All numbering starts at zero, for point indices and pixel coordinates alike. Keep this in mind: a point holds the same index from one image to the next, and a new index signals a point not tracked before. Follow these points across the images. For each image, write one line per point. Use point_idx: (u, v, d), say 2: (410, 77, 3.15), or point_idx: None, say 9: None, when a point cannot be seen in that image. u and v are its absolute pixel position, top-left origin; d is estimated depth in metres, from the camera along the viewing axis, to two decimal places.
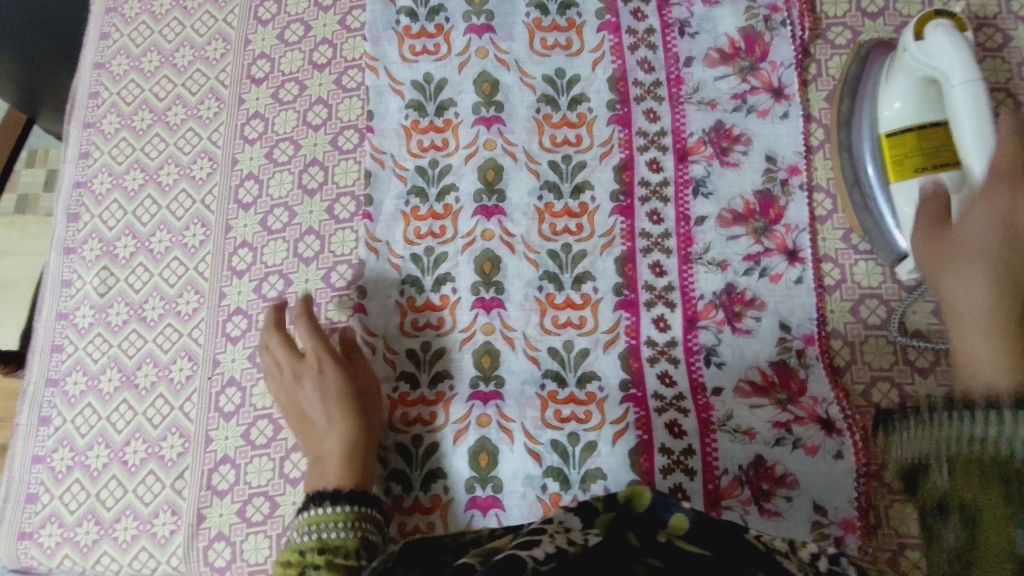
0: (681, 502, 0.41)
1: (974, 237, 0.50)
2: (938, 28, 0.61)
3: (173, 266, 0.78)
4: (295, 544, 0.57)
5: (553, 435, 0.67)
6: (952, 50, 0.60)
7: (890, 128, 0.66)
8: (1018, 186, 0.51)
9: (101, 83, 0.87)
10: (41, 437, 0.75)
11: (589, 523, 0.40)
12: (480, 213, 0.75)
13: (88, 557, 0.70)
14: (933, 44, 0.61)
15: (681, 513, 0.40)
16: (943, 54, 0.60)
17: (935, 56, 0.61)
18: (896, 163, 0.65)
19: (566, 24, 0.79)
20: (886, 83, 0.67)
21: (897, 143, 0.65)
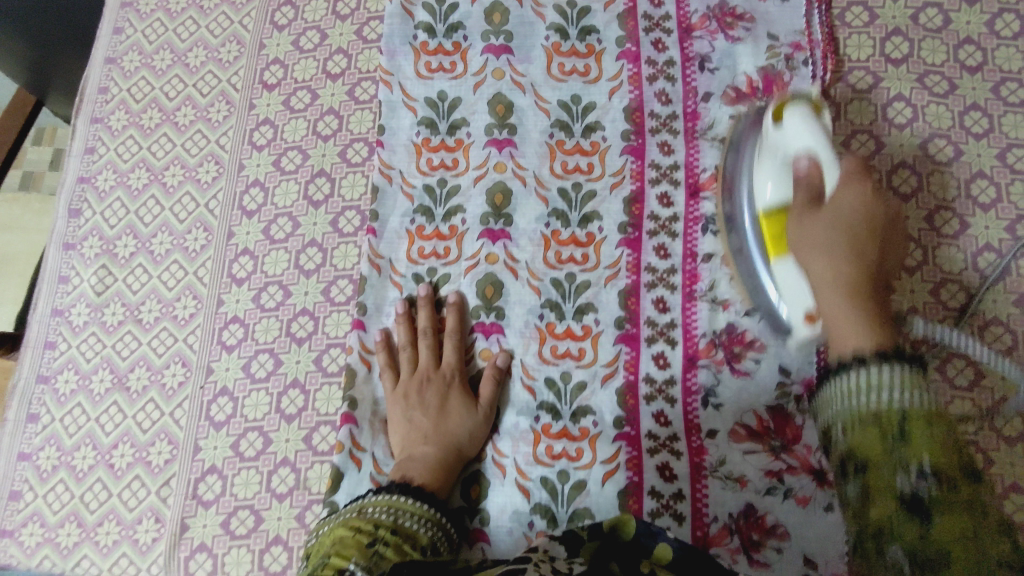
0: (663, 531, 0.45)
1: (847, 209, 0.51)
2: (796, 113, 0.60)
3: (172, 269, 0.78)
4: (371, 517, 0.56)
5: (544, 471, 0.66)
6: (808, 136, 0.58)
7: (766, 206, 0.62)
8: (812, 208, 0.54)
9: (112, 78, 0.86)
10: (29, 434, 0.74)
11: (573, 554, 0.44)
12: (486, 236, 0.74)
13: (68, 560, 0.69)
14: (791, 128, 0.60)
15: (665, 543, 0.45)
16: (797, 135, 0.59)
17: (792, 137, 0.60)
18: (773, 239, 0.61)
19: (586, 50, 0.78)
20: (759, 167, 0.64)
21: (773, 223, 0.61)
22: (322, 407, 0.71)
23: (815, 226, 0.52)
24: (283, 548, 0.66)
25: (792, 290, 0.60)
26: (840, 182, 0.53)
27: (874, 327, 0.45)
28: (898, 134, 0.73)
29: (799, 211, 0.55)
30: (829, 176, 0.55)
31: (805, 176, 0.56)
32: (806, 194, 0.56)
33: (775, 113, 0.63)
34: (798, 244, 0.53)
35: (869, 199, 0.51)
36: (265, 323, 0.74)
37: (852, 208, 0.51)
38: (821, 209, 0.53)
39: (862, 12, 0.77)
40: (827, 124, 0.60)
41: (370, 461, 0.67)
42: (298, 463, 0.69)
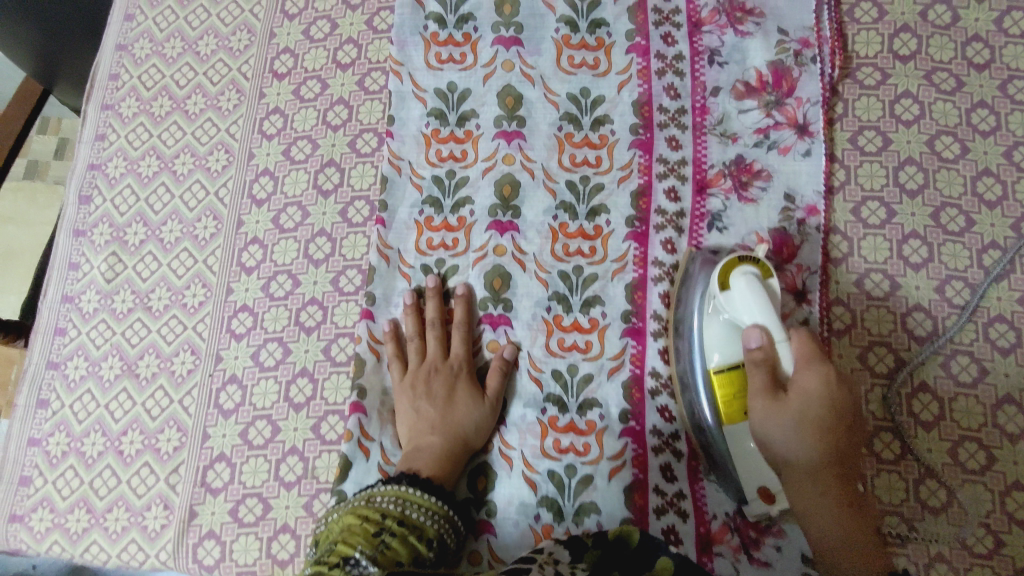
0: (666, 547, 0.48)
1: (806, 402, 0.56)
2: (744, 281, 0.59)
3: (182, 258, 0.78)
4: (379, 506, 0.57)
5: (551, 465, 0.67)
6: (759, 311, 0.58)
7: (717, 367, 0.61)
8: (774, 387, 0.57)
9: (123, 65, 0.87)
10: (38, 420, 0.74)
11: (576, 558, 0.49)
12: (494, 228, 0.74)
13: (77, 545, 0.70)
14: (739, 295, 0.59)
15: (665, 557, 0.47)
16: (745, 306, 0.59)
17: (740, 308, 0.59)
18: (726, 405, 0.60)
19: (595, 44, 0.78)
20: (705, 325, 0.63)
21: (726, 388, 0.60)
22: (330, 397, 0.71)
23: (785, 424, 0.56)
24: (290, 536, 0.67)
25: (744, 466, 0.61)
26: (798, 368, 0.57)
27: (864, 556, 0.54)
28: (906, 131, 0.74)
29: (760, 397, 0.57)
30: (785, 357, 0.58)
31: (759, 354, 0.57)
32: (765, 377, 0.57)
33: (720, 272, 0.62)
34: (770, 438, 0.57)
35: (830, 390, 0.56)
36: (274, 312, 0.74)
37: (818, 403, 0.56)
38: (787, 403, 0.57)
39: (871, 8, 0.78)
40: (773, 289, 0.60)
41: (378, 451, 0.68)
42: (306, 452, 0.70)
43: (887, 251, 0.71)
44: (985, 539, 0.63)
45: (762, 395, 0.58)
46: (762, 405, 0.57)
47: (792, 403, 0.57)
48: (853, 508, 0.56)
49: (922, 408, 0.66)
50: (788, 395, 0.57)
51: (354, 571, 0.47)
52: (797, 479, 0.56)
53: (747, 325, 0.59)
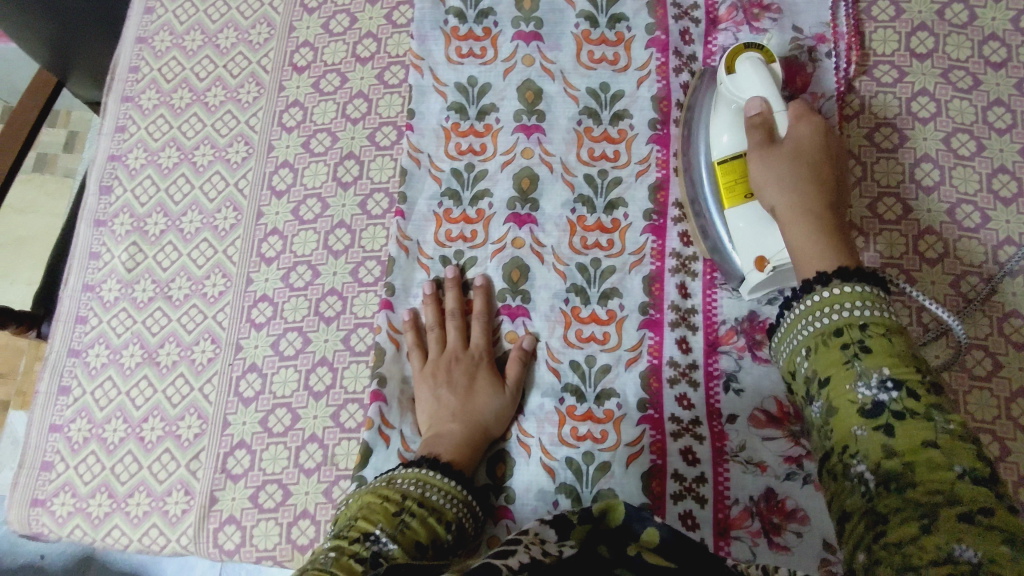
0: (653, 516, 0.42)
1: (796, 141, 0.63)
2: (747, 62, 0.66)
3: (202, 248, 0.79)
4: (400, 487, 0.58)
5: (569, 452, 0.67)
6: (761, 86, 0.65)
7: (722, 156, 0.68)
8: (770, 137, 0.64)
9: (143, 58, 0.87)
10: (60, 407, 0.75)
11: (563, 538, 0.41)
12: (513, 220, 0.75)
13: (99, 529, 0.71)
14: (744, 77, 0.66)
15: (654, 528, 0.41)
16: (749, 85, 0.66)
17: (743, 85, 0.66)
18: (728, 188, 0.67)
19: (615, 39, 0.79)
20: (715, 114, 0.69)
21: (730, 171, 0.67)
22: (349, 385, 0.72)
23: (781, 163, 0.62)
24: (310, 522, 0.68)
25: (747, 230, 0.65)
26: (791, 121, 0.65)
27: (835, 254, 0.55)
28: (922, 128, 0.74)
29: (758, 149, 0.64)
30: (780, 118, 0.65)
31: (761, 117, 0.64)
32: (761, 133, 0.64)
33: (725, 59, 0.68)
34: (762, 180, 0.63)
35: (819, 135, 0.64)
36: (294, 302, 0.75)
37: (805, 146, 0.63)
38: (780, 146, 0.63)
39: (888, 6, 0.78)
40: (774, 70, 0.67)
41: (398, 439, 0.69)
42: (325, 439, 0.70)
43: (903, 246, 0.72)
44: None
45: (755, 143, 0.64)
46: (755, 151, 0.64)
47: (783, 146, 0.63)
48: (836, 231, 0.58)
49: None
50: (783, 142, 0.64)
51: (374, 547, 0.49)
52: (781, 209, 0.61)
53: (749, 98, 0.66)
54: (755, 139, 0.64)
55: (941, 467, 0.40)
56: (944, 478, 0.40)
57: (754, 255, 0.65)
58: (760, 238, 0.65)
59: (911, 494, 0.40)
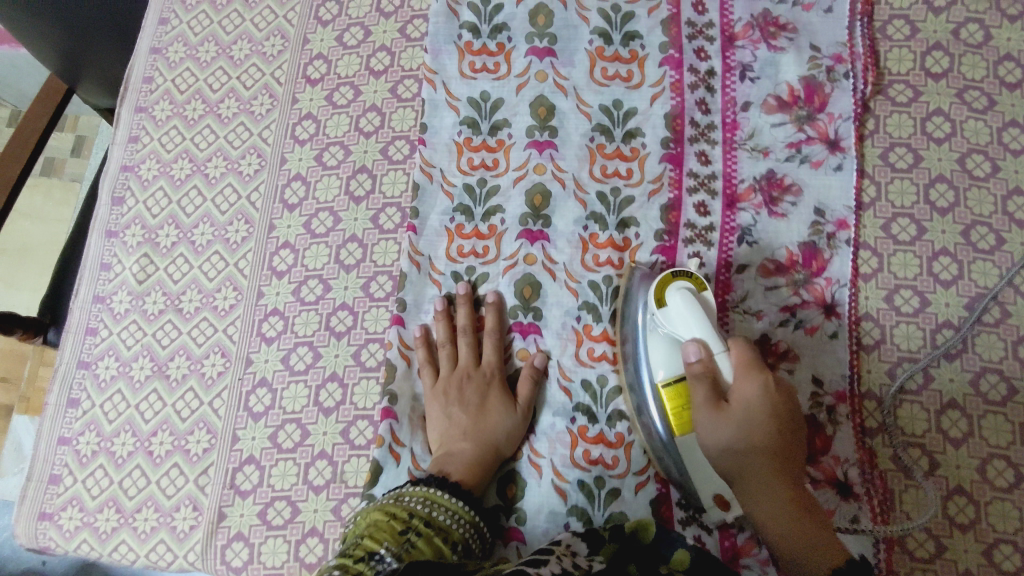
0: (681, 540, 0.51)
1: (750, 410, 0.56)
2: (677, 295, 0.60)
3: (213, 260, 0.78)
4: (407, 505, 0.57)
5: (580, 475, 0.67)
6: (697, 325, 0.58)
7: (666, 379, 0.61)
8: (719, 386, 0.57)
9: (157, 69, 0.87)
10: (69, 419, 0.75)
11: (594, 551, 0.50)
12: (525, 237, 0.74)
13: (106, 544, 0.70)
14: (677, 311, 0.59)
15: (683, 549, 0.50)
16: (683, 322, 0.59)
17: (677, 321, 0.59)
18: (677, 417, 0.60)
19: (628, 56, 0.79)
20: (649, 340, 0.63)
21: (677, 399, 0.61)
22: (360, 402, 0.71)
23: (728, 430, 0.56)
24: (318, 540, 0.67)
25: (699, 474, 0.61)
26: (737, 375, 0.57)
27: (824, 555, 0.52)
28: (937, 148, 0.74)
29: (704, 410, 0.57)
30: (723, 363, 0.57)
31: (698, 368, 0.57)
32: (707, 388, 0.57)
33: (656, 287, 0.62)
34: (719, 453, 0.57)
35: (768, 397, 0.57)
36: (305, 316, 0.75)
37: (757, 410, 0.56)
38: (728, 414, 0.56)
39: (904, 25, 0.78)
40: (708, 301, 0.60)
41: (409, 457, 0.68)
42: (335, 456, 0.70)
43: (917, 268, 0.71)
44: (1013, 557, 0.63)
45: (704, 402, 0.57)
46: (705, 413, 0.57)
47: (734, 413, 0.56)
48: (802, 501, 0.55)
49: (951, 426, 0.67)
50: (730, 405, 0.57)
51: (378, 566, 0.48)
52: (746, 487, 0.56)
53: (688, 339, 0.59)
54: (700, 391, 0.57)
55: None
56: None
57: (711, 493, 0.62)
58: (712, 484, 0.61)
59: None
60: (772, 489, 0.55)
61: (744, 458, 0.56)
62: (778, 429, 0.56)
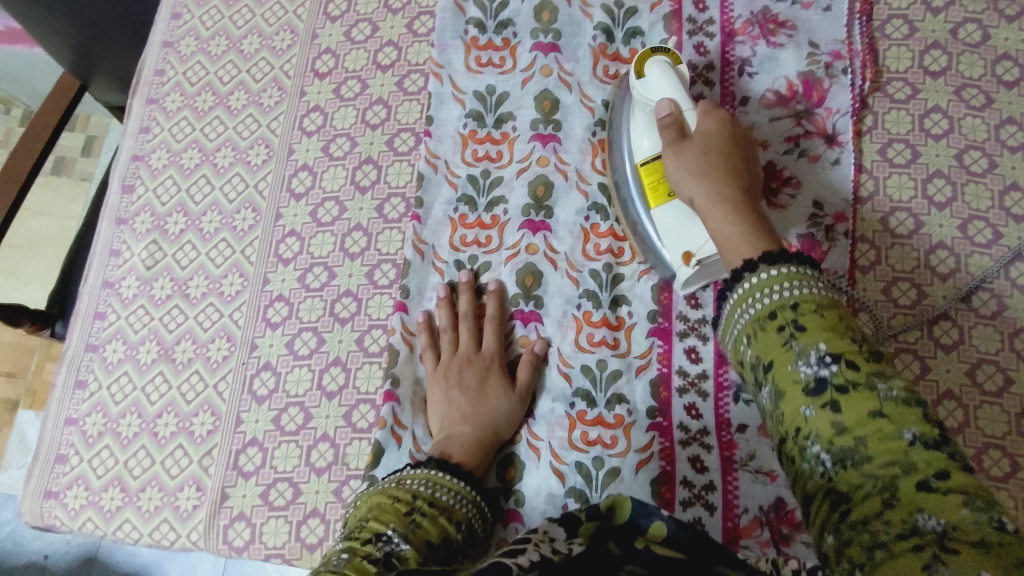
0: (657, 511, 0.49)
1: (710, 143, 0.61)
2: (654, 65, 0.66)
3: (220, 247, 0.80)
4: (409, 487, 0.57)
5: (579, 456, 0.68)
6: (670, 88, 0.65)
7: (644, 156, 0.67)
8: (685, 132, 0.63)
9: (169, 62, 0.89)
10: (76, 400, 0.76)
11: (572, 534, 0.48)
12: (527, 227, 0.75)
13: (110, 523, 0.71)
14: (652, 80, 0.66)
15: (659, 521, 0.48)
16: (658, 88, 0.66)
17: (652, 88, 0.66)
18: (653, 186, 0.66)
19: (631, 53, 0.80)
20: (630, 121, 0.69)
21: (651, 171, 0.66)
22: (362, 386, 0.72)
23: (694, 158, 0.60)
24: (319, 521, 0.68)
25: (673, 226, 0.65)
26: (700, 119, 0.63)
27: (757, 233, 0.53)
28: (934, 144, 0.75)
29: (672, 150, 0.62)
30: (691, 116, 0.64)
31: (671, 116, 0.63)
32: (675, 134, 0.62)
33: (636, 63, 0.68)
34: (680, 176, 0.61)
35: (726, 131, 0.62)
36: (309, 302, 0.76)
37: (720, 145, 0.61)
38: (690, 144, 0.61)
39: (902, 25, 0.80)
40: (683, 73, 0.66)
41: (410, 439, 0.69)
42: (337, 439, 0.71)
43: (914, 260, 0.72)
44: None
45: (670, 142, 0.63)
46: (670, 149, 0.62)
47: (695, 142, 0.61)
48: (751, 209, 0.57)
49: (947, 415, 0.67)
50: (693, 139, 0.62)
51: (386, 547, 0.48)
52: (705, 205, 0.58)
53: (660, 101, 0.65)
54: (670, 138, 0.62)
55: (892, 436, 0.38)
56: (902, 456, 0.38)
57: (680, 249, 0.65)
58: (687, 234, 0.64)
59: (860, 430, 0.39)
60: (722, 186, 0.58)
61: (706, 180, 0.59)
62: (731, 163, 0.60)
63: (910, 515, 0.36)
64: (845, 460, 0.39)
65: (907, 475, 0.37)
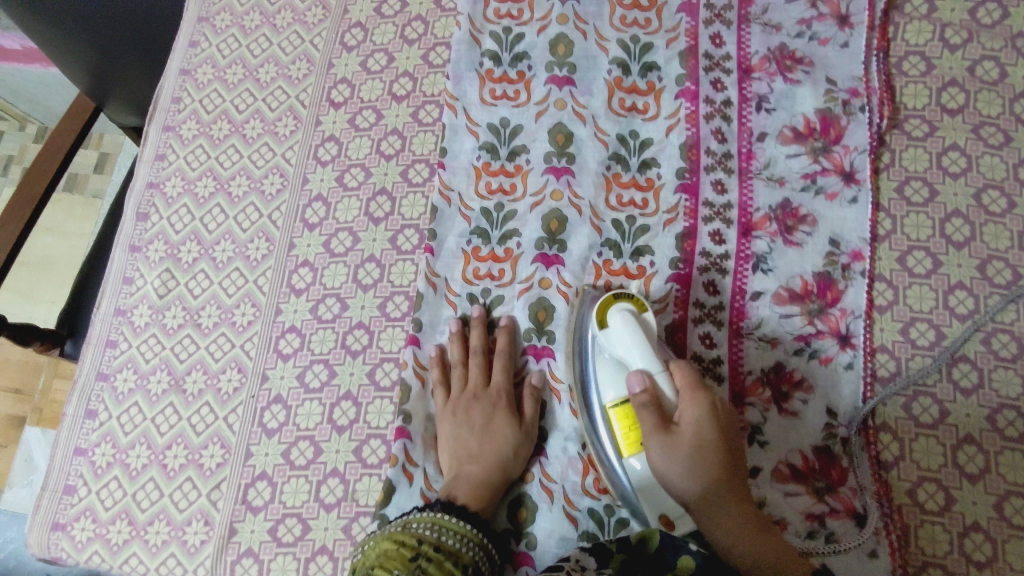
0: (686, 545, 0.52)
1: (697, 431, 0.56)
2: (618, 313, 0.63)
3: (233, 277, 0.80)
4: (414, 532, 0.57)
5: (592, 503, 0.67)
6: (643, 352, 0.60)
7: (614, 401, 0.63)
8: (662, 410, 0.58)
9: (185, 89, 0.90)
10: (85, 430, 0.76)
11: (603, 564, 0.54)
12: (540, 261, 0.75)
13: (117, 556, 0.71)
14: (619, 328, 0.62)
15: (688, 555, 0.51)
16: (625, 344, 0.62)
17: (621, 342, 0.62)
18: (629, 435, 0.61)
19: (646, 88, 0.80)
20: (598, 367, 0.65)
21: (627, 419, 0.62)
22: (373, 420, 0.72)
23: (682, 455, 0.55)
24: (328, 558, 0.67)
25: (647, 495, 0.61)
26: (681, 396, 0.58)
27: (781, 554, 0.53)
28: (953, 183, 0.75)
29: (651, 433, 0.57)
30: (665, 383, 0.59)
31: (643, 398, 0.58)
32: (652, 415, 0.57)
33: (599, 308, 0.65)
34: (671, 473, 0.55)
35: (712, 413, 0.57)
36: (321, 334, 0.76)
37: (704, 430, 0.56)
38: (678, 433, 0.56)
39: (920, 62, 0.79)
40: (648, 323, 0.63)
41: (421, 476, 0.68)
42: (347, 474, 0.70)
43: (932, 301, 0.71)
44: None
45: (652, 426, 0.57)
46: (655, 435, 0.56)
47: (681, 431, 0.56)
48: (752, 508, 0.56)
49: (968, 460, 0.66)
50: (677, 425, 0.57)
51: None
52: (702, 508, 0.55)
53: (635, 366, 0.60)
54: (647, 418, 0.57)
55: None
56: None
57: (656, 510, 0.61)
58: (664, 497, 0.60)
59: None
60: (728, 512, 0.55)
61: (698, 481, 0.55)
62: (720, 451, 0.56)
63: None
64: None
65: None
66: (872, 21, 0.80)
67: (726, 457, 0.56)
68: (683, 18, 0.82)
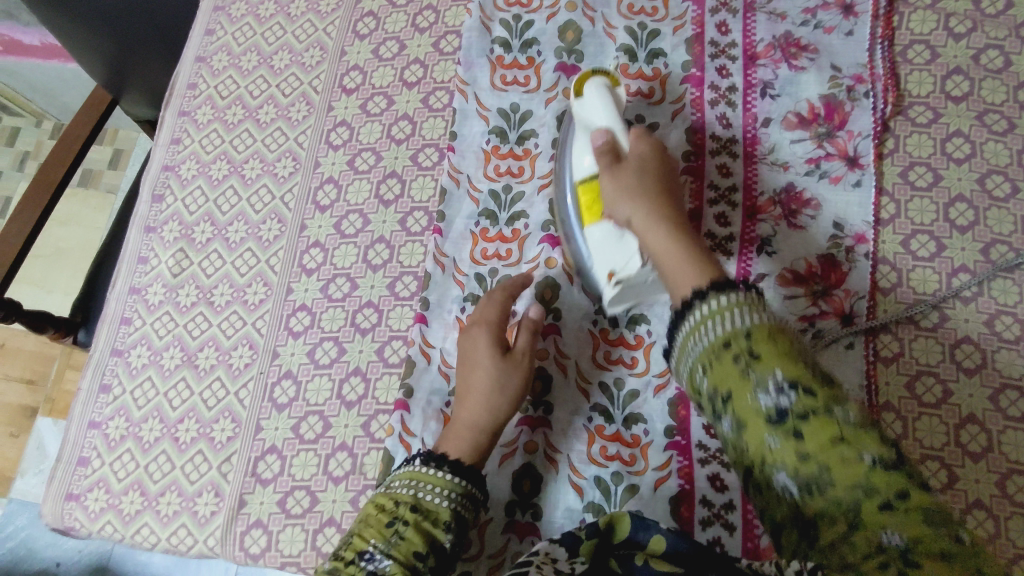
0: (656, 523, 0.46)
1: (644, 168, 0.64)
2: (593, 86, 0.68)
3: (246, 256, 0.81)
4: (393, 492, 0.59)
5: (598, 471, 0.68)
6: (607, 116, 0.67)
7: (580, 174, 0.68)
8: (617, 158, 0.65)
9: (201, 76, 0.92)
10: (99, 404, 0.78)
11: (573, 555, 0.46)
12: (547, 241, 0.76)
13: (129, 526, 0.72)
14: (591, 100, 0.68)
15: (660, 535, 0.46)
16: (595, 112, 0.68)
17: (593, 113, 0.68)
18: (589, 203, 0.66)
19: (652, 74, 0.81)
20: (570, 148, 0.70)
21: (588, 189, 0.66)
22: (381, 396, 0.73)
23: (630, 180, 0.63)
24: (335, 530, 0.68)
25: (600, 248, 0.65)
26: (633, 142, 0.67)
27: (700, 261, 0.55)
28: (956, 168, 0.75)
29: (607, 171, 0.64)
30: (623, 140, 0.67)
31: (603, 145, 0.65)
32: (608, 157, 0.65)
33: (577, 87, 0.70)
34: (613, 194, 0.63)
35: (656, 164, 0.66)
36: (331, 312, 0.77)
37: (649, 169, 0.65)
38: (626, 170, 0.64)
39: (924, 50, 0.80)
40: (620, 98, 0.69)
41: (419, 447, 0.69)
42: (355, 448, 0.71)
43: (936, 283, 0.72)
44: None
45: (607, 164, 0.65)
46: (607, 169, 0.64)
47: (629, 167, 0.64)
48: (685, 231, 0.60)
49: (970, 439, 0.67)
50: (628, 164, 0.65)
51: (369, 566, 0.53)
52: (643, 226, 0.61)
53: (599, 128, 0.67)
54: (603, 163, 0.65)
55: (853, 460, 0.40)
56: (851, 472, 0.40)
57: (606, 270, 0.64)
58: (617, 253, 0.63)
59: (811, 441, 0.41)
60: (665, 229, 0.60)
61: (642, 203, 0.62)
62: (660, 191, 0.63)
63: (874, 535, 0.38)
64: (812, 486, 0.41)
65: (868, 497, 0.39)
66: (877, 10, 0.81)
67: (663, 193, 0.64)
68: (689, 7, 0.83)
